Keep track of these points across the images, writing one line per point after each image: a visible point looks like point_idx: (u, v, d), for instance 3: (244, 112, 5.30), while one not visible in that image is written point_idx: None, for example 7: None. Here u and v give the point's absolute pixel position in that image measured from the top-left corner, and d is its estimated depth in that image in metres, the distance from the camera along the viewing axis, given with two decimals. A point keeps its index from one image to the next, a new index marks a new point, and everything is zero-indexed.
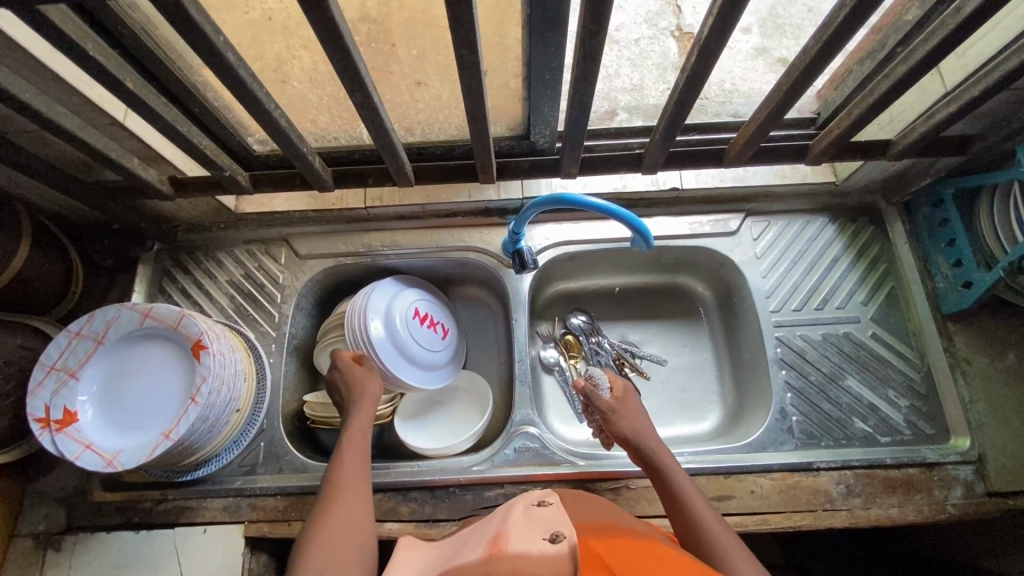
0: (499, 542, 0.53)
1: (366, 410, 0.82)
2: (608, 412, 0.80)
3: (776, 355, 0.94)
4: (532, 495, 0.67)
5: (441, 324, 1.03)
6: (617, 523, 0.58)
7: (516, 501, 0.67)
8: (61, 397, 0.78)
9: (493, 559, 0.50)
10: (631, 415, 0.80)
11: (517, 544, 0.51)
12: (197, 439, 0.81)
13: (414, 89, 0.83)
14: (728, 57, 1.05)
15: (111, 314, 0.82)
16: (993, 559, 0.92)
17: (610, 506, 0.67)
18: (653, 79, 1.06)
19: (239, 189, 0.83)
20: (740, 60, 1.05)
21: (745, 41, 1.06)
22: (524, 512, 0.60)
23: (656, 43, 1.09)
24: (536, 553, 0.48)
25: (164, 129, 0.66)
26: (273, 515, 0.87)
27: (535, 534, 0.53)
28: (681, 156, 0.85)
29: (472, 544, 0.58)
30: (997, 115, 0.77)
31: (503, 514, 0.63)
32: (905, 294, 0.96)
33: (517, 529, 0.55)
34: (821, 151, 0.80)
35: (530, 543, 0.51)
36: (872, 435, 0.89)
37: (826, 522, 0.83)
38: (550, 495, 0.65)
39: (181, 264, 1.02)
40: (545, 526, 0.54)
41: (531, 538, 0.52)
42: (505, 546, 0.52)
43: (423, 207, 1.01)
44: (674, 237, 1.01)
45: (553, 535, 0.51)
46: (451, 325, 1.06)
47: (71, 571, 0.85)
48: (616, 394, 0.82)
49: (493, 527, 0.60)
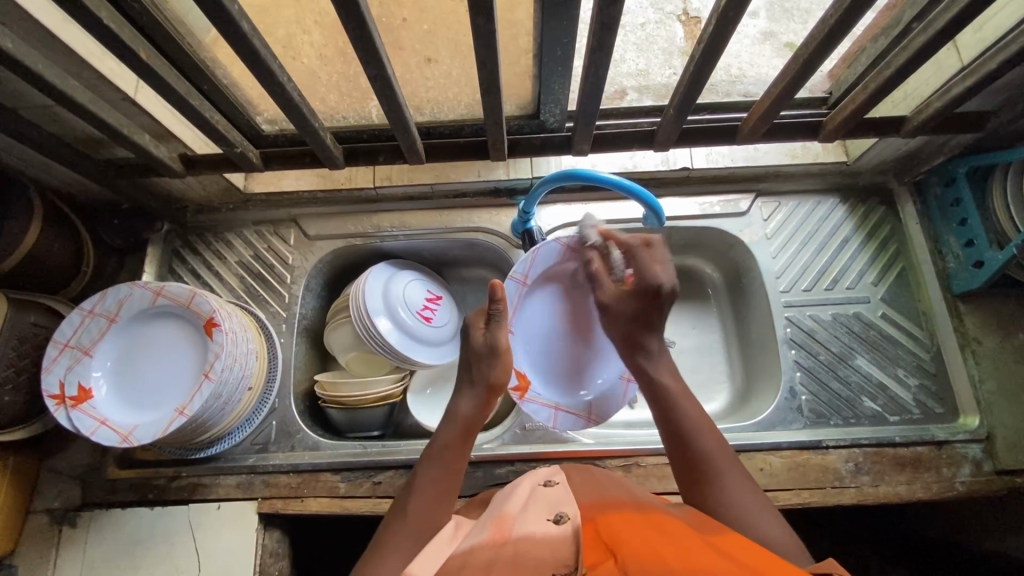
0: (503, 525, 0.54)
1: (490, 397, 0.75)
2: (639, 283, 0.75)
3: (785, 335, 0.95)
4: (540, 471, 0.68)
5: (431, 294, 1.05)
6: (619, 495, 0.60)
7: (526, 474, 0.69)
8: (75, 373, 0.78)
9: (498, 544, 0.51)
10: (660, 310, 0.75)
11: (520, 528, 0.52)
12: (211, 416, 0.81)
13: (424, 66, 0.82)
14: (736, 42, 1.04)
15: (124, 293, 0.82)
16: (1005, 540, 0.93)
17: (611, 475, 0.67)
18: (659, 63, 1.05)
19: (250, 166, 0.83)
20: (748, 45, 1.03)
21: (753, 25, 1.04)
22: (531, 491, 0.61)
23: (663, 28, 1.08)
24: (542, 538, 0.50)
25: (176, 102, 0.66)
26: (285, 492, 0.88)
27: (539, 516, 0.54)
28: (693, 134, 0.84)
29: (480, 522, 0.59)
30: (1013, 92, 0.76)
31: (510, 491, 0.64)
32: (915, 275, 0.96)
33: (521, 510, 0.56)
34: (836, 127, 0.79)
35: (535, 526, 0.52)
36: (881, 414, 0.89)
37: (835, 499, 0.83)
38: (556, 474, 0.66)
39: (191, 245, 1.02)
40: (549, 506, 0.56)
41: (536, 521, 0.53)
42: (509, 530, 0.53)
43: (432, 186, 1.01)
44: (685, 217, 1.00)
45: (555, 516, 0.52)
46: (441, 290, 1.08)
47: (87, 547, 0.86)
48: (662, 276, 0.75)
49: (499, 505, 0.61)
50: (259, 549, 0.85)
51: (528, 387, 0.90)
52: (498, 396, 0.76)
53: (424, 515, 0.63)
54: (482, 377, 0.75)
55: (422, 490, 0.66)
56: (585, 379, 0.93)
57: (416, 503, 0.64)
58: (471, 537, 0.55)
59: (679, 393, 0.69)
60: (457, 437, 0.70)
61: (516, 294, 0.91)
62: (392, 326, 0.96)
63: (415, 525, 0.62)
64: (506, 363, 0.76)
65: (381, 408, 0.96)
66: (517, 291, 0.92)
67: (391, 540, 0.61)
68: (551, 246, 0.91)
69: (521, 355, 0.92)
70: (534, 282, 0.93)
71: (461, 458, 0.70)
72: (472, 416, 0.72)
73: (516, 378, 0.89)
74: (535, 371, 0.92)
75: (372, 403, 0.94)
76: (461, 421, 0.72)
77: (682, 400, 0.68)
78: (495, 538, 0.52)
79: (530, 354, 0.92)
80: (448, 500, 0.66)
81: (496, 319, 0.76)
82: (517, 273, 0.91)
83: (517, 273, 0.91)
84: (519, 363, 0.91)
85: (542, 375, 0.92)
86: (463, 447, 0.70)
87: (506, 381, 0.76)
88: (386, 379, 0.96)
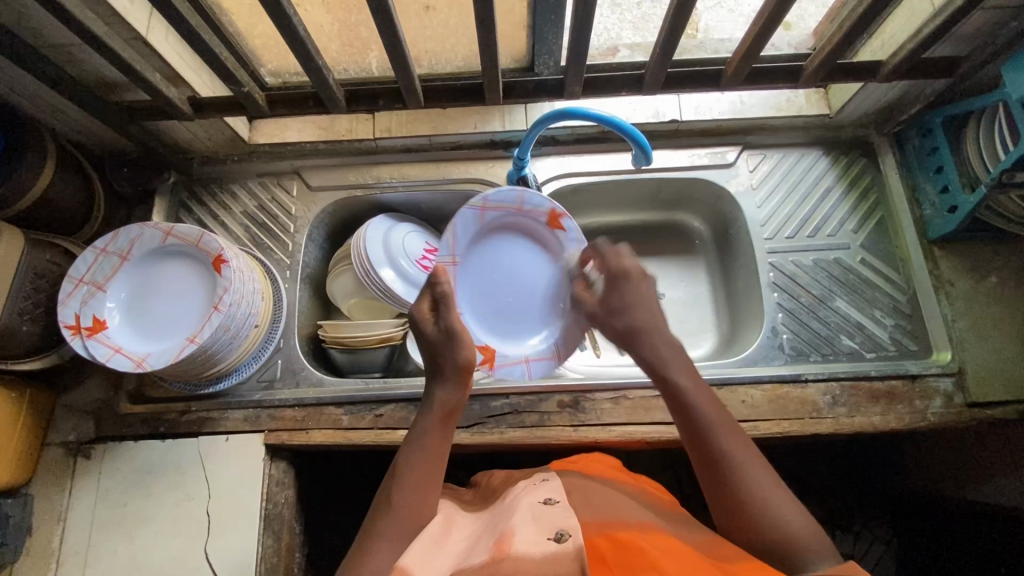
0: (503, 541, 0.58)
1: (465, 377, 0.74)
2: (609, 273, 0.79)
3: (769, 279, 0.99)
4: (538, 485, 0.70)
5: (429, 245, 1.08)
6: (616, 512, 0.65)
7: (526, 488, 0.70)
8: (90, 306, 0.82)
9: (497, 561, 0.55)
10: (638, 289, 0.76)
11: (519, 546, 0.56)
12: (220, 348, 0.86)
13: (423, 15, 0.86)
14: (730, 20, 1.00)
15: (135, 233, 0.86)
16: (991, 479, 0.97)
17: (604, 488, 0.71)
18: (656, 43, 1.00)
19: (257, 110, 0.86)
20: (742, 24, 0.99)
21: None
22: (529, 506, 0.64)
23: (659, 5, 1.00)
24: (542, 556, 0.55)
25: (188, 34, 0.70)
26: (291, 424, 0.92)
27: (538, 533, 0.58)
28: (679, 79, 0.88)
29: (479, 538, 0.63)
30: (981, 35, 0.81)
31: (511, 505, 0.67)
32: (893, 222, 1.00)
33: (518, 522, 0.61)
34: (815, 70, 0.83)
35: (534, 543, 0.57)
36: (858, 351, 0.94)
37: (813, 428, 0.88)
38: (550, 488, 0.68)
39: (197, 196, 1.05)
40: (548, 524, 0.59)
41: (535, 539, 0.57)
42: (508, 547, 0.57)
43: (430, 139, 1.04)
44: (674, 169, 1.04)
45: (556, 534, 0.57)
46: (439, 243, 1.11)
47: (102, 476, 0.90)
48: (628, 262, 0.78)
49: (498, 522, 0.64)
50: (266, 479, 0.89)
51: (494, 355, 0.91)
52: (473, 373, 0.74)
53: (410, 506, 0.65)
54: (447, 361, 0.74)
55: (407, 476, 0.67)
56: (542, 325, 0.94)
57: (400, 498, 0.65)
58: (470, 553, 0.59)
59: (692, 389, 0.68)
60: (436, 423, 0.71)
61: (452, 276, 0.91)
62: (395, 276, 1.00)
63: (398, 520, 0.64)
64: (467, 340, 0.74)
65: (383, 350, 0.99)
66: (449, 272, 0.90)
67: (378, 535, 0.63)
68: (466, 214, 0.89)
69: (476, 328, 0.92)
70: (463, 253, 0.92)
71: (443, 443, 0.70)
72: (452, 400, 0.72)
73: (481, 352, 0.90)
74: (493, 338, 0.92)
75: (376, 343, 0.98)
76: (442, 406, 0.72)
77: (694, 393, 0.68)
78: (494, 554, 0.57)
79: (483, 322, 0.92)
80: (432, 487, 0.68)
81: (443, 302, 0.76)
82: (441, 258, 0.90)
83: (443, 256, 0.90)
84: (481, 338, 0.92)
85: (500, 335, 0.93)
86: (443, 433, 0.71)
87: (474, 359, 0.74)
88: (391, 321, 0.99)
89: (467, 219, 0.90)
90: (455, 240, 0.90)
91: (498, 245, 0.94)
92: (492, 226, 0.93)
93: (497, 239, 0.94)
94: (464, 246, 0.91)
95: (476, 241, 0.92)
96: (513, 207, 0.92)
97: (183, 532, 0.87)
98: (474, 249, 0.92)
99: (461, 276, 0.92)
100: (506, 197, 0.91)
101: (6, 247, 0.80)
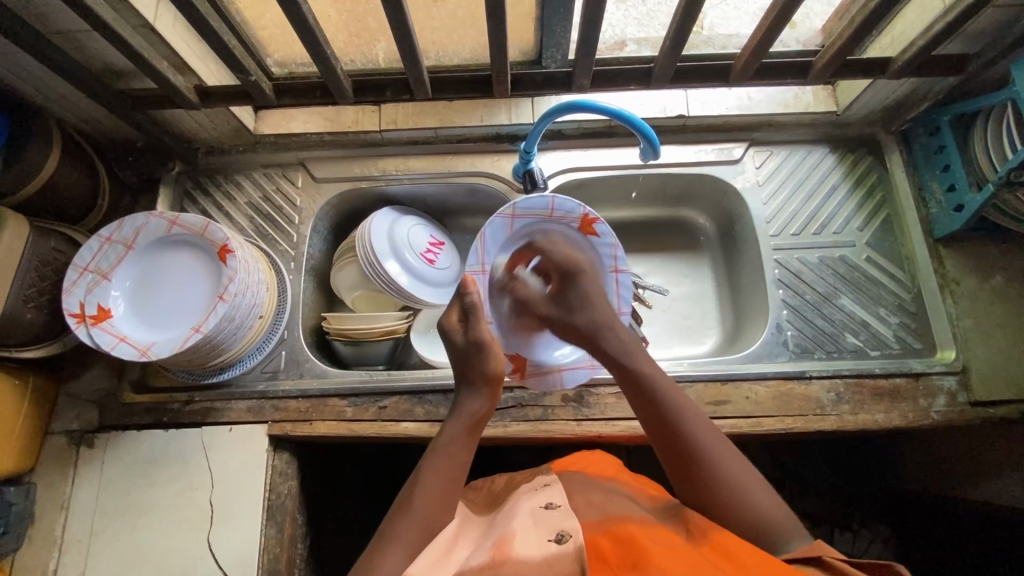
0: (502, 544, 0.58)
1: (494, 389, 0.75)
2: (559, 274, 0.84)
3: (774, 276, 0.99)
4: (540, 488, 0.70)
5: (434, 239, 1.08)
6: (618, 511, 0.65)
7: (527, 492, 0.70)
8: (94, 295, 0.82)
9: (497, 564, 0.55)
10: (586, 281, 0.83)
11: (519, 550, 0.57)
12: (224, 339, 0.85)
13: (431, 5, 0.86)
14: (734, 17, 0.99)
15: (141, 221, 0.86)
16: (994, 479, 0.97)
17: (602, 486, 0.72)
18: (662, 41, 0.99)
19: (263, 100, 0.86)
20: (747, 21, 0.98)
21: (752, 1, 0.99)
22: (531, 508, 0.65)
23: (663, 2, 1.00)
24: (541, 559, 0.56)
25: (196, 21, 0.70)
26: (294, 415, 0.92)
27: (539, 535, 0.59)
28: (688, 73, 0.88)
29: (482, 540, 0.63)
30: (991, 32, 0.80)
31: (512, 508, 0.67)
32: (899, 220, 1.00)
33: (519, 525, 0.61)
34: (824, 66, 0.83)
35: (534, 545, 0.58)
36: (862, 348, 0.94)
37: (817, 425, 0.88)
38: (553, 490, 0.68)
39: (202, 186, 1.05)
40: (549, 526, 0.61)
41: (535, 542, 0.58)
42: (508, 551, 0.57)
43: (436, 131, 1.04)
44: (681, 164, 1.04)
45: (557, 536, 0.58)
46: (444, 237, 1.11)
47: (104, 465, 0.90)
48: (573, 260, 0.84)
49: (500, 524, 0.64)
50: (269, 469, 0.89)
51: (525, 365, 0.90)
52: (501, 385, 0.76)
53: (426, 511, 0.65)
54: (477, 374, 0.75)
55: (428, 483, 0.67)
56: None
57: (420, 504, 0.65)
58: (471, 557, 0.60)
59: (654, 374, 0.72)
60: (463, 432, 0.72)
61: (481, 285, 0.90)
62: (400, 269, 1.00)
63: (416, 526, 0.64)
64: (495, 353, 0.75)
65: (387, 343, 0.99)
66: (480, 280, 0.90)
67: (394, 541, 0.62)
68: (495, 222, 0.87)
69: (506, 339, 0.91)
70: (492, 263, 0.90)
71: (466, 452, 0.71)
72: (481, 410, 0.74)
73: (510, 362, 0.89)
74: (527, 349, 0.91)
75: (379, 337, 0.98)
76: (470, 416, 0.73)
77: (659, 380, 0.71)
78: (495, 556, 0.57)
79: (517, 332, 0.91)
80: (452, 494, 0.68)
81: (471, 313, 0.77)
82: (472, 266, 0.89)
83: (473, 265, 0.89)
84: (512, 348, 0.91)
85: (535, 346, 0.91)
86: (468, 442, 0.72)
87: (502, 371, 0.76)
88: (394, 314, 0.99)
89: (496, 227, 0.88)
90: (484, 248, 0.89)
91: (528, 254, 0.91)
92: (524, 234, 0.90)
93: (527, 246, 0.91)
94: (493, 256, 0.90)
95: (504, 250, 0.90)
96: (546, 214, 0.89)
97: (186, 521, 0.87)
98: (506, 257, 0.91)
99: (492, 286, 0.90)
100: (537, 204, 0.87)
101: (12, 234, 0.80)
